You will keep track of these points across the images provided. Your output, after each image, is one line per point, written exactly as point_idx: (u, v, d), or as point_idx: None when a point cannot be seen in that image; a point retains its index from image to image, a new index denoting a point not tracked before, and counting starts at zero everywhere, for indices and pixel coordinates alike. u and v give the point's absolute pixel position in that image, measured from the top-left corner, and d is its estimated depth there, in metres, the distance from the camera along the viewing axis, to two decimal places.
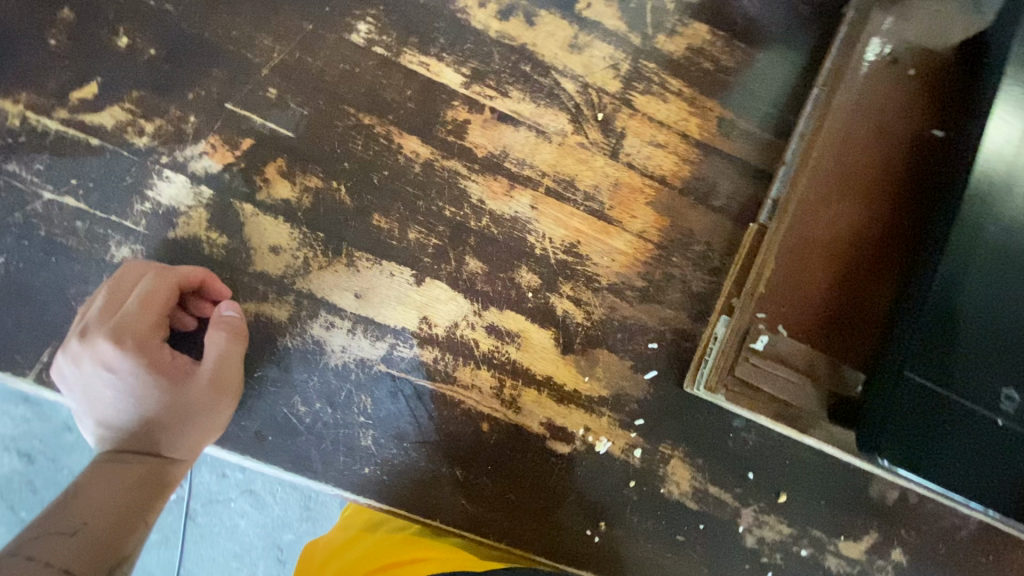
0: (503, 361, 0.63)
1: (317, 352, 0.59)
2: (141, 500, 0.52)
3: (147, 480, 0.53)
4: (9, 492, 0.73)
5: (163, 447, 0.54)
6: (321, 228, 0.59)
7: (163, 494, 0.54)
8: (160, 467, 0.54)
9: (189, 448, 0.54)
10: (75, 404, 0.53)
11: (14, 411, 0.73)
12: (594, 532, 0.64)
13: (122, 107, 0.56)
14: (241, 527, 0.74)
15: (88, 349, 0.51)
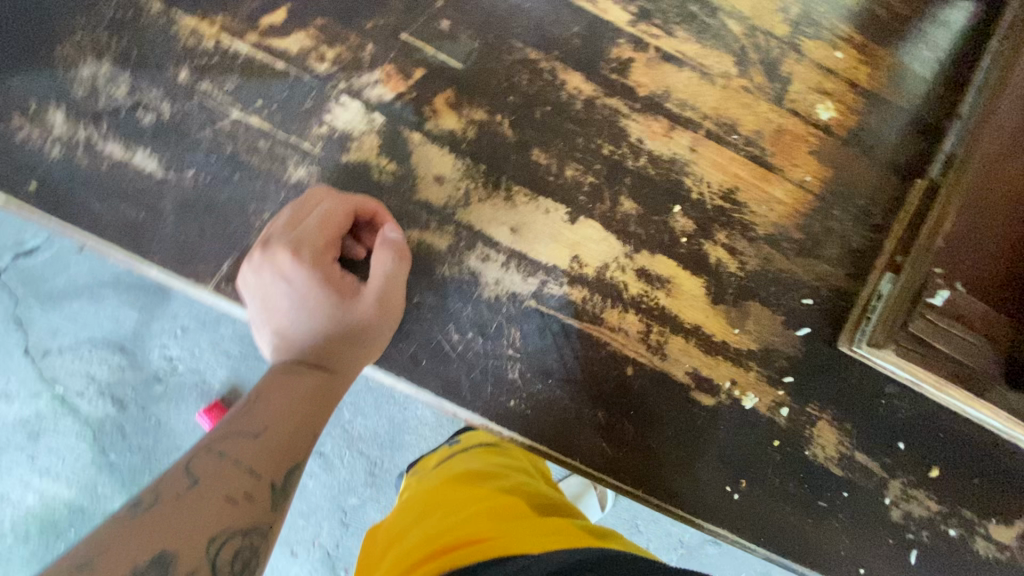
0: (652, 306, 0.61)
1: (472, 282, 0.60)
2: (311, 412, 0.47)
3: (319, 395, 0.48)
4: (104, 434, 0.94)
5: (331, 362, 0.50)
6: (483, 160, 0.60)
7: (328, 413, 0.49)
8: (327, 383, 0.49)
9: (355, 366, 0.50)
10: (254, 314, 0.51)
11: (112, 362, 0.94)
12: (734, 489, 0.62)
13: (307, 33, 0.59)
14: (311, 486, 0.99)
15: (269, 256, 0.49)
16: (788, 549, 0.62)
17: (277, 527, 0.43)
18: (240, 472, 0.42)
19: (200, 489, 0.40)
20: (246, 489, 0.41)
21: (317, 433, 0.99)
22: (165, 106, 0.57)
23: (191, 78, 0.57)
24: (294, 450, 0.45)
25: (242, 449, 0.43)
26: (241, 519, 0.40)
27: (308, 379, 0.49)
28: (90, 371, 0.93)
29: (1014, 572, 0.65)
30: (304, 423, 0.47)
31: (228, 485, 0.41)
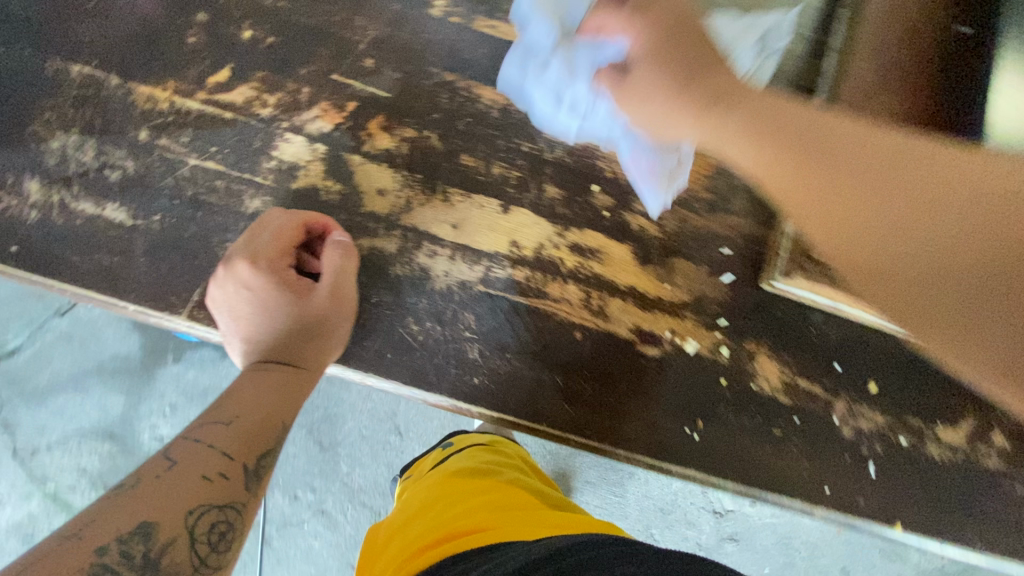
0: (588, 275, 0.68)
1: (424, 277, 0.66)
2: (282, 403, 0.54)
3: (290, 390, 0.55)
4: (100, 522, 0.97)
5: (298, 359, 0.56)
6: (418, 170, 0.67)
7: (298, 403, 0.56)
8: (295, 377, 0.56)
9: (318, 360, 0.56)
10: (222, 325, 0.57)
11: (104, 451, 0.98)
12: (691, 429, 0.67)
13: (250, 86, 0.67)
14: (315, 545, 1.16)
15: (229, 271, 0.55)
16: (750, 477, 0.67)
17: (252, 505, 0.48)
18: (217, 454, 0.48)
19: (179, 471, 0.45)
20: (221, 470, 0.47)
21: (316, 494, 1.18)
22: (130, 163, 0.64)
23: (151, 137, 0.65)
24: (265, 435, 0.51)
25: (221, 436, 0.49)
26: (216, 495, 0.45)
27: (281, 378, 0.55)
28: (81, 464, 0.97)
29: (965, 470, 0.70)
30: (276, 413, 0.53)
31: (205, 466, 0.46)
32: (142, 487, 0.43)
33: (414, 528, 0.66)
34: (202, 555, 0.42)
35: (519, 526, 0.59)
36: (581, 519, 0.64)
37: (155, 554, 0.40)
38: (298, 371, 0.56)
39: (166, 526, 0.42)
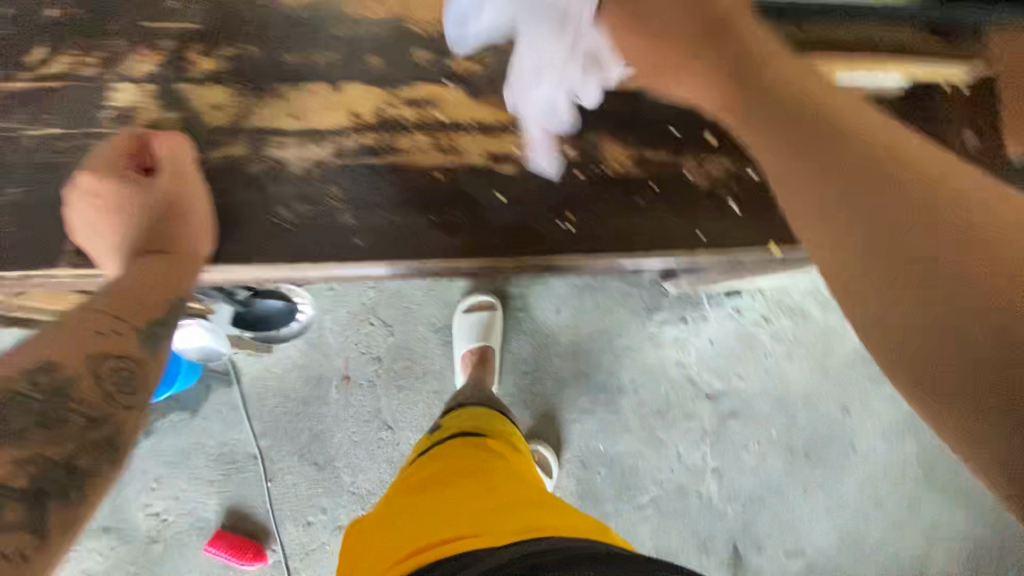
0: (430, 121, 0.73)
1: (280, 167, 0.70)
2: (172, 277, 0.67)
3: (168, 281, 0.66)
4: None
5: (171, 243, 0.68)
6: (247, 79, 0.72)
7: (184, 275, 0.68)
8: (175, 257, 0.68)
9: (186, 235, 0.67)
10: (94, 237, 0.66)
11: None
12: (563, 223, 0.73)
13: (67, 54, 0.71)
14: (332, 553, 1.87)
15: (84, 188, 0.65)
16: (628, 248, 0.74)
17: (152, 362, 0.60)
18: (108, 320, 0.59)
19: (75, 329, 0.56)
20: (114, 329, 0.58)
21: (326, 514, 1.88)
22: None
23: None
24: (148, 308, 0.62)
25: (112, 311, 0.60)
26: (115, 348, 0.57)
27: (158, 268, 0.66)
28: None
29: None
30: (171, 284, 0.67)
31: (99, 326, 0.58)
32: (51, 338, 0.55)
33: (401, 516, 0.80)
34: (111, 391, 0.55)
35: (498, 529, 0.73)
36: (553, 515, 0.80)
37: (66, 386, 0.52)
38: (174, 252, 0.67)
39: (76, 367, 0.53)
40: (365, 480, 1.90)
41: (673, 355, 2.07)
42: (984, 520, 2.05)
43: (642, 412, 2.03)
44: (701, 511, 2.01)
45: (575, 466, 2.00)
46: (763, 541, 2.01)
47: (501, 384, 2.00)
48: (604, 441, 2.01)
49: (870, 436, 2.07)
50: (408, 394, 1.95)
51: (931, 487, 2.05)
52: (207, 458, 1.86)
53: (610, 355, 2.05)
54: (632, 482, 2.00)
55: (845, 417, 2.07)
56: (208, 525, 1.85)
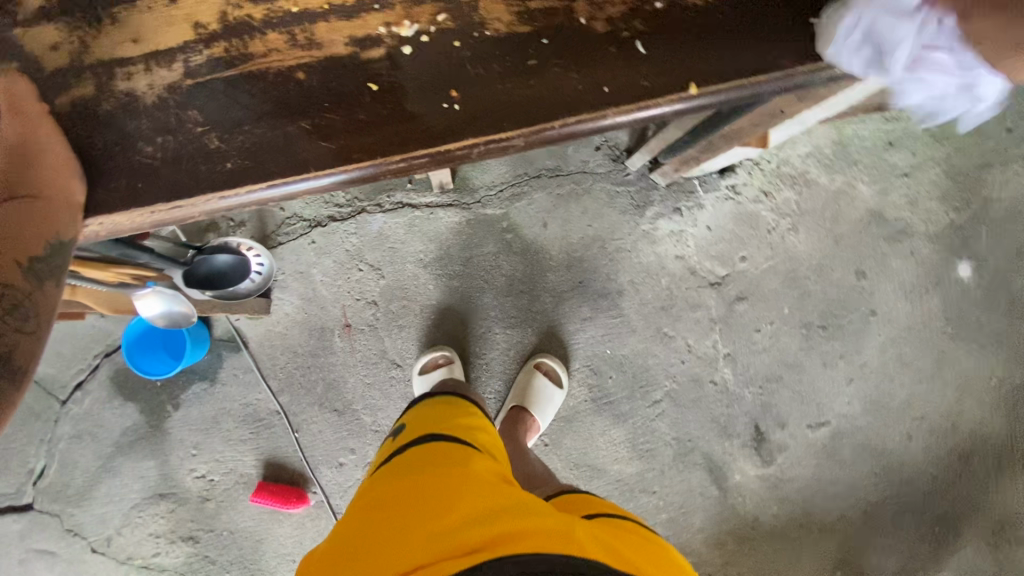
0: (280, 16, 0.66)
1: (133, 100, 0.65)
2: (29, 220, 0.60)
3: (34, 221, 0.60)
4: None
5: (21, 189, 0.60)
6: (78, 10, 0.66)
7: (41, 215, 0.60)
8: (26, 202, 0.60)
9: (37, 175, 0.60)
10: None
11: None
12: (450, 103, 0.66)
13: None
14: None
15: None
16: (529, 117, 0.65)
17: (45, 292, 0.60)
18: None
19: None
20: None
21: (354, 454, 1.95)
22: None
23: None
24: (24, 242, 0.59)
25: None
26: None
27: (21, 212, 0.60)
28: None
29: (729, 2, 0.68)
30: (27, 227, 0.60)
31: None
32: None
33: (369, 532, 0.80)
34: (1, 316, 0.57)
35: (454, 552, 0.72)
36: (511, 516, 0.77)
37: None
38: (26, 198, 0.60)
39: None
40: (384, 418, 1.95)
41: (671, 248, 1.98)
42: (1016, 361, 1.97)
43: (646, 311, 1.99)
44: (719, 397, 1.99)
45: (587, 373, 1.99)
46: (788, 416, 1.98)
47: (498, 308, 1.99)
48: (611, 345, 1.99)
49: (891, 297, 1.97)
50: (408, 331, 1.97)
51: (958, 337, 1.97)
52: (235, 421, 1.94)
53: (605, 260, 1.99)
54: (645, 380, 1.99)
55: (861, 281, 1.97)
56: (251, 480, 1.94)
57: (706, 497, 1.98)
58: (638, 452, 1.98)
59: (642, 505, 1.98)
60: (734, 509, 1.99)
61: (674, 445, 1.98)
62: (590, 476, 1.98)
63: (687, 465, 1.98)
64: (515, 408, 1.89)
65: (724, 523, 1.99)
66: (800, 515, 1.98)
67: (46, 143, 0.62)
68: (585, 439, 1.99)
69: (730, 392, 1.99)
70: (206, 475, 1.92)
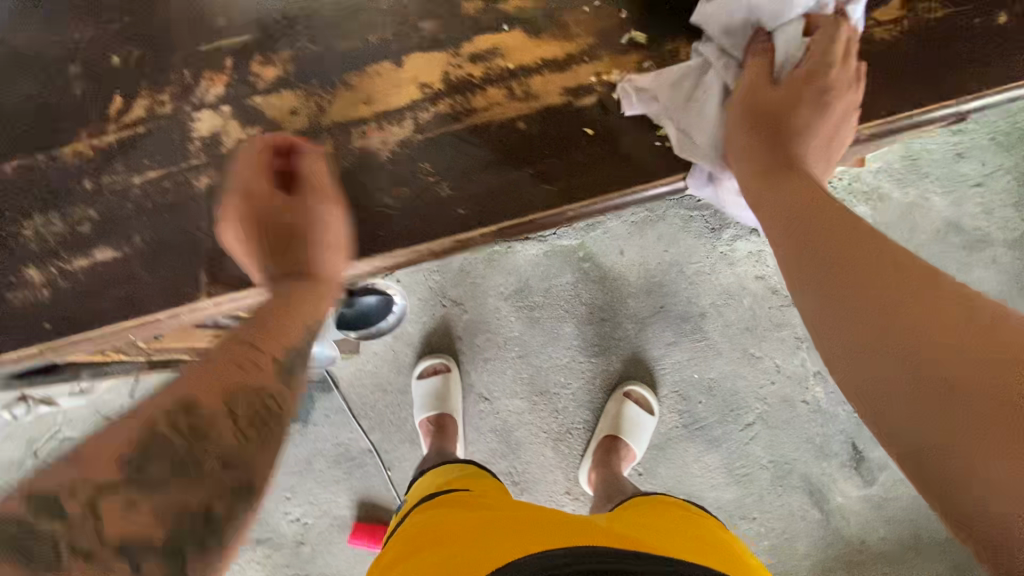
0: (499, 72, 0.71)
1: (369, 156, 0.71)
2: (313, 294, 0.65)
3: (298, 302, 0.63)
4: None
5: (311, 265, 0.66)
6: (313, 78, 0.72)
7: (324, 292, 0.66)
8: (314, 277, 0.66)
9: (325, 249, 0.67)
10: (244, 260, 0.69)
11: None
12: (661, 141, 0.70)
13: (144, 97, 0.73)
14: None
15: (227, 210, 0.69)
16: None
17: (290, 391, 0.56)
18: (250, 349, 0.55)
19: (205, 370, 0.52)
20: (252, 360, 0.54)
21: None
22: (92, 211, 0.71)
23: (95, 183, 0.72)
24: (284, 329, 0.59)
25: (252, 336, 0.57)
26: (251, 381, 0.53)
27: (305, 286, 0.65)
28: None
29: (917, 36, 0.71)
30: (309, 299, 0.65)
31: (241, 358, 0.54)
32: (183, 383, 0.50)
33: None
34: (248, 433, 0.49)
35: None
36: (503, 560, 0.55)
37: (202, 424, 0.47)
38: (313, 272, 0.66)
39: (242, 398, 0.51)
40: (474, 451, 1.66)
41: (749, 269, 1.63)
42: None
43: (729, 333, 1.65)
44: (813, 417, 1.65)
45: (674, 400, 1.67)
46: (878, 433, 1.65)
47: (580, 333, 1.64)
48: (698, 368, 1.66)
49: None
50: (492, 365, 1.64)
51: None
52: (327, 462, 1.61)
53: (684, 284, 1.64)
54: (737, 405, 1.66)
55: None
56: (345, 523, 1.63)
57: (808, 521, 1.66)
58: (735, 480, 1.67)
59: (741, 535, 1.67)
60: (837, 532, 1.67)
61: (770, 469, 1.66)
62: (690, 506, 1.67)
63: (788, 489, 1.66)
64: (605, 438, 1.60)
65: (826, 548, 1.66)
66: (909, 537, 1.65)
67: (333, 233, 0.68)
68: (679, 469, 1.68)
69: (823, 411, 1.65)
70: (302, 519, 1.61)
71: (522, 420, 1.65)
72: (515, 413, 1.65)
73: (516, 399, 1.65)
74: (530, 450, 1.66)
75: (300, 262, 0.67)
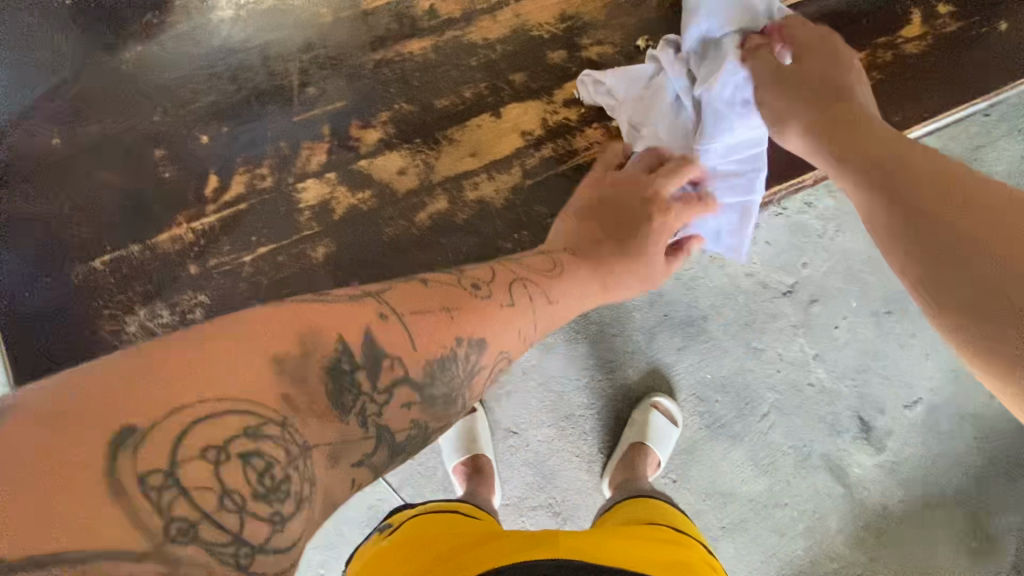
0: (594, 113, 0.75)
1: (485, 205, 0.73)
2: (564, 264, 0.63)
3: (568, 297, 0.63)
4: None
5: (574, 243, 0.66)
6: (415, 136, 0.73)
7: (579, 269, 0.64)
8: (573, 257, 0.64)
9: (604, 255, 0.66)
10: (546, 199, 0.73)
11: None
12: None
13: (240, 173, 0.71)
14: None
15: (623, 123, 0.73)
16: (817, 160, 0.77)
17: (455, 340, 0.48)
18: (514, 337, 0.53)
19: (427, 305, 0.47)
20: (506, 351, 0.53)
21: None
22: (203, 297, 0.68)
23: (201, 267, 0.69)
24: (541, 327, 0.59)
25: (533, 301, 0.57)
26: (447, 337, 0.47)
27: (555, 261, 0.63)
28: None
29: (940, 47, 0.83)
30: (557, 270, 0.62)
31: (500, 344, 0.51)
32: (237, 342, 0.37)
33: None
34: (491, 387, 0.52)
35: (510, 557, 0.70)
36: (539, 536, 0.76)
37: (477, 367, 0.48)
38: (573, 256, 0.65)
39: (485, 356, 0.49)
40: (509, 492, 1.34)
41: (739, 267, 1.35)
42: None
43: (731, 330, 1.35)
44: (822, 398, 1.34)
45: (694, 405, 1.35)
46: (880, 395, 1.33)
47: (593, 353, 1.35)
48: (709, 369, 1.35)
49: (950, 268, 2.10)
50: (516, 396, 1.35)
51: None
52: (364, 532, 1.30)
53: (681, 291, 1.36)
54: (750, 401, 1.34)
55: None
56: None
57: (835, 499, 1.32)
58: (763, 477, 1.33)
59: (776, 527, 1.32)
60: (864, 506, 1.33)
61: (789, 455, 1.33)
62: (722, 505, 1.33)
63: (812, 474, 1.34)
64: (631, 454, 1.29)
65: (855, 520, 1.32)
66: None
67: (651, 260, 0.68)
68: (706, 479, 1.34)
69: (827, 389, 1.34)
70: None
71: (555, 447, 1.35)
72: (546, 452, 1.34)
73: (545, 427, 1.34)
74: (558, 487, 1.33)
75: (573, 239, 0.66)
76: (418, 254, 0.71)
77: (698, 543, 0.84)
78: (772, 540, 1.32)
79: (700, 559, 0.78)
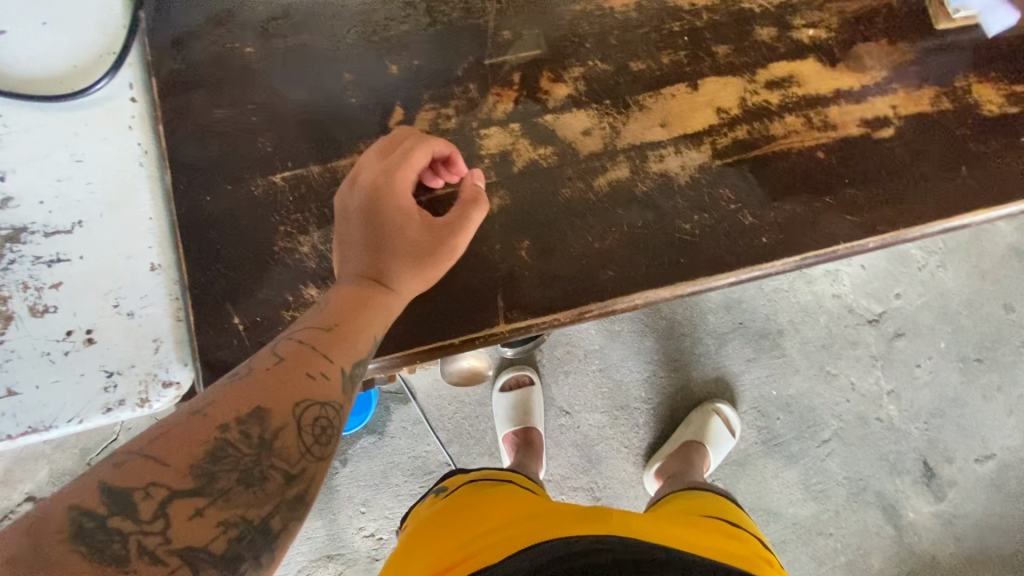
0: (796, 101, 0.71)
1: (667, 179, 0.69)
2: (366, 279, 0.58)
3: (379, 305, 0.57)
4: None
5: (376, 254, 0.59)
6: (606, 97, 0.70)
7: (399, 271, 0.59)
8: (377, 267, 0.58)
9: (407, 273, 0.59)
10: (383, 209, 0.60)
11: None
12: (962, 168, 0.70)
13: (426, 109, 0.70)
14: None
15: None
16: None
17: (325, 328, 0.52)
18: (319, 354, 0.50)
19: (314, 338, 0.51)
20: (324, 369, 0.49)
21: None
22: None
23: None
24: (356, 347, 0.53)
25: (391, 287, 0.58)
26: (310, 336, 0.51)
27: (385, 264, 0.59)
28: None
29: None
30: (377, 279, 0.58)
31: (308, 365, 0.49)
32: (225, 393, 0.45)
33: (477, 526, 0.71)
34: (307, 444, 0.45)
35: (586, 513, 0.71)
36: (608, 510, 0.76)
37: (269, 436, 0.44)
38: (376, 271, 0.58)
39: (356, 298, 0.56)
40: (554, 469, 1.31)
41: (827, 288, 1.31)
42: None
43: (807, 351, 1.31)
44: (887, 435, 1.28)
45: (754, 419, 1.30)
46: (954, 444, 1.28)
47: (671, 345, 1.32)
48: (776, 386, 1.30)
49: None
50: (574, 377, 1.32)
51: None
52: (407, 480, 1.29)
53: (782, 296, 1.32)
54: (828, 427, 1.29)
55: None
56: None
57: (881, 538, 1.26)
58: (820, 506, 1.27)
59: (816, 555, 1.26)
60: (917, 559, 1.26)
61: (843, 486, 1.27)
62: (766, 523, 1.27)
63: (873, 516, 1.27)
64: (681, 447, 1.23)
65: (899, 564, 1.26)
66: None
67: (457, 246, 0.62)
68: (756, 494, 1.28)
69: (896, 427, 1.28)
70: (383, 536, 1.27)
71: (607, 435, 1.31)
72: (607, 436, 1.31)
73: (599, 413, 1.31)
74: (608, 462, 1.30)
75: (381, 253, 0.59)
76: (590, 220, 0.68)
77: (752, 537, 0.80)
78: (812, 567, 1.26)
79: (755, 554, 0.73)
